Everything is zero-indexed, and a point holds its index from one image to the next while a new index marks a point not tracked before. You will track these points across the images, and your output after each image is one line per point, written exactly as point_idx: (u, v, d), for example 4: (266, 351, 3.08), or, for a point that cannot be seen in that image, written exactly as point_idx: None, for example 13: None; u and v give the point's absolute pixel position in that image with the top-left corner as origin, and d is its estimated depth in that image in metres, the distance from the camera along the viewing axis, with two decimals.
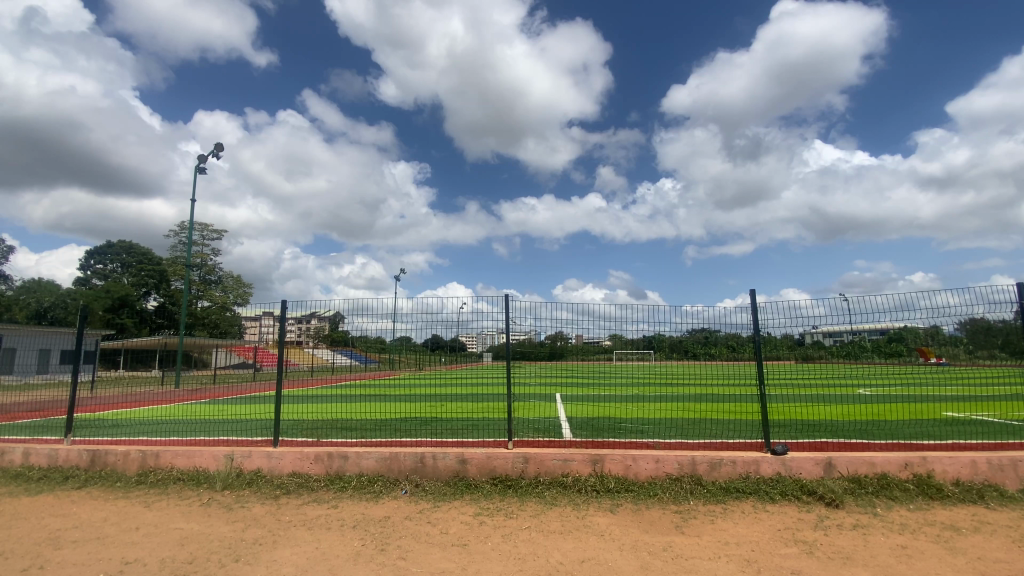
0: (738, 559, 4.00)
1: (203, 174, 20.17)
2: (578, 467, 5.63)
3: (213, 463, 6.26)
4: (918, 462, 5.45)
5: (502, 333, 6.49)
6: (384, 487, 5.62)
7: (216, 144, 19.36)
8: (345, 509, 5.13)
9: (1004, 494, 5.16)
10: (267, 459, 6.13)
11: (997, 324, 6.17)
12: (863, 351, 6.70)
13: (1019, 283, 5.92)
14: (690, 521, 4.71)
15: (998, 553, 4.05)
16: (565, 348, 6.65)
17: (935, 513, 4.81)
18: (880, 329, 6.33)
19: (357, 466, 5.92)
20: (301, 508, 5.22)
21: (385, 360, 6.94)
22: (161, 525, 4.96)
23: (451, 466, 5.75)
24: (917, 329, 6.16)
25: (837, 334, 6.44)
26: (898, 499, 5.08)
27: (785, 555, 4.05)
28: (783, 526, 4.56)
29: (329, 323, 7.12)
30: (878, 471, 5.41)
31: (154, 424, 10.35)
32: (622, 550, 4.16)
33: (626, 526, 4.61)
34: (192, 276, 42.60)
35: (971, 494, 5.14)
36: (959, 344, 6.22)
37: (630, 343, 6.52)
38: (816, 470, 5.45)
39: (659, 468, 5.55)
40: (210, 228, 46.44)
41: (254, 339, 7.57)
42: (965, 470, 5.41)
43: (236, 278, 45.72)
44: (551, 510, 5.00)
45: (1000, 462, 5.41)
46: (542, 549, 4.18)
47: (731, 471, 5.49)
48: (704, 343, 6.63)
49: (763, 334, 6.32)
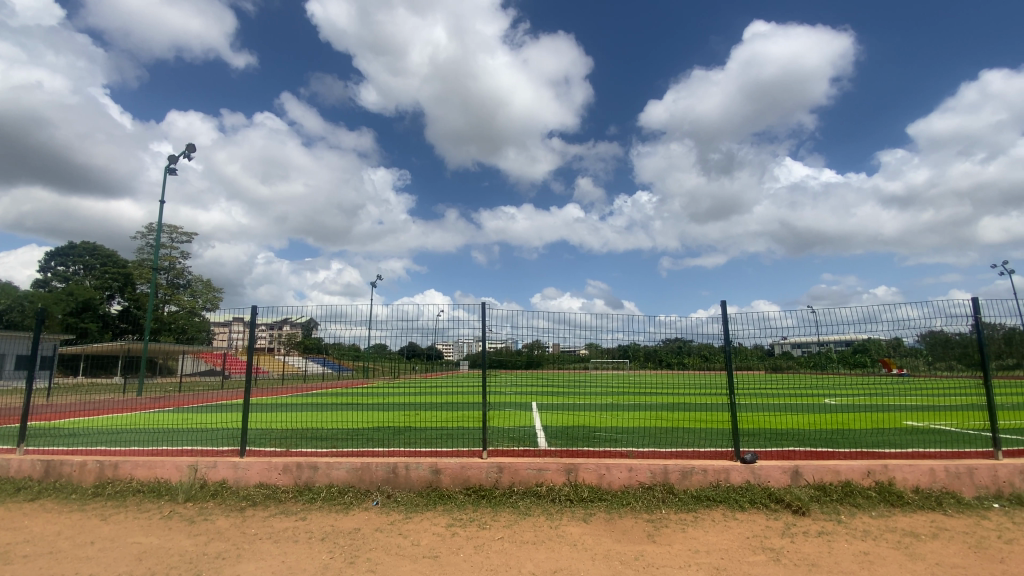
0: (708, 567, 4.05)
1: (174, 175, 19.58)
2: (552, 477, 5.62)
3: (175, 474, 6.04)
4: (880, 470, 5.61)
5: (479, 342, 6.48)
6: (355, 498, 5.51)
7: (189, 144, 18.83)
8: (313, 521, 5.01)
9: (960, 501, 5.36)
10: (233, 469, 5.94)
11: (955, 337, 6.42)
12: (829, 361, 6.94)
13: (974, 298, 6.17)
14: (662, 530, 4.74)
15: (954, 559, 4.20)
16: (542, 356, 6.68)
17: (897, 520, 4.96)
18: (846, 341, 6.54)
19: (327, 476, 5.78)
20: (267, 520, 5.07)
21: (360, 367, 6.87)
22: (118, 539, 4.74)
23: (425, 476, 5.67)
24: (880, 341, 6.42)
25: (805, 345, 6.62)
26: (861, 507, 5.23)
27: (753, 563, 4.11)
28: (752, 534, 4.64)
29: (302, 330, 6.94)
30: (842, 479, 5.55)
31: (114, 433, 9.95)
32: (595, 560, 4.17)
33: (599, 536, 4.62)
34: (160, 279, 41.31)
35: (931, 501, 5.32)
36: (918, 355, 6.52)
37: (607, 351, 6.58)
38: (783, 478, 5.56)
39: (633, 477, 5.59)
40: (180, 230, 45.06)
41: (224, 346, 7.35)
42: (924, 478, 5.60)
43: (206, 283, 44.46)
44: (524, 520, 4.97)
45: (957, 470, 5.62)
46: (515, 560, 4.14)
47: (702, 480, 5.57)
48: (678, 353, 6.76)
49: (733, 345, 6.49)
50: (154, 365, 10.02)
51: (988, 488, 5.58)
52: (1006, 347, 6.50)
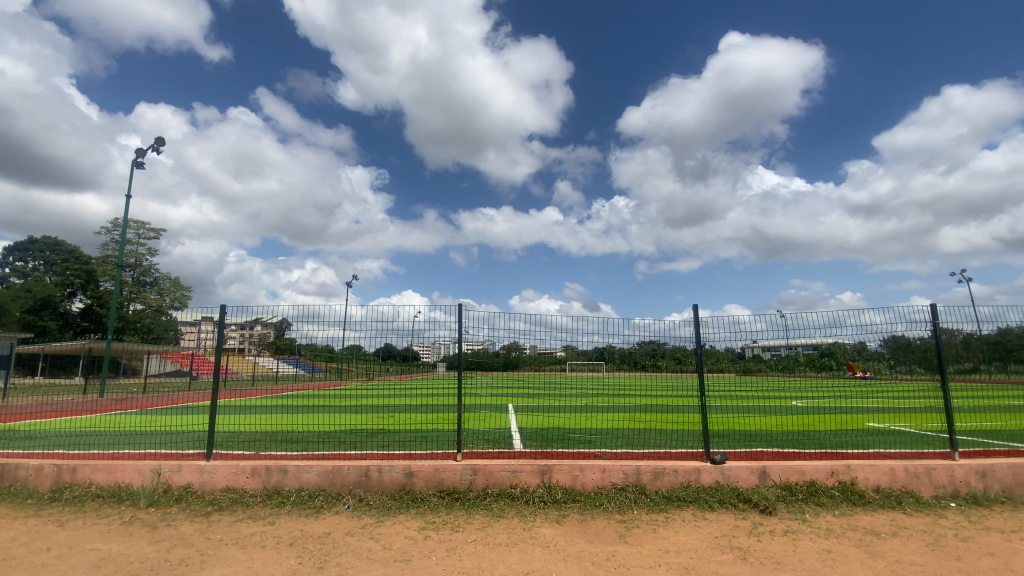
0: (677, 567, 4.11)
1: (141, 169, 18.94)
2: (526, 478, 5.63)
3: (137, 478, 5.83)
4: (843, 470, 5.80)
5: (455, 342, 6.44)
6: (325, 501, 5.42)
7: (157, 137, 18.23)
8: (282, 525, 4.90)
9: (919, 501, 5.58)
10: (198, 473, 5.76)
11: (916, 341, 6.63)
12: (797, 364, 7.12)
13: (932, 304, 6.42)
14: (634, 531, 4.80)
15: (912, 557, 4.36)
16: (519, 358, 6.66)
17: (858, 519, 5.13)
18: (813, 346, 6.80)
19: (297, 480, 5.66)
20: (234, 525, 4.94)
21: (334, 369, 6.76)
22: (75, 545, 4.55)
23: (398, 479, 5.60)
24: (845, 346, 6.66)
25: (775, 348, 6.77)
26: (824, 506, 5.39)
27: (721, 561, 4.20)
28: (720, 533, 4.74)
29: (273, 330, 6.80)
30: (807, 479, 5.72)
31: (72, 435, 9.55)
32: (567, 561, 4.19)
33: (572, 537, 4.65)
34: (125, 277, 39.85)
35: (891, 500, 5.53)
36: (881, 359, 6.79)
37: (583, 354, 6.62)
38: (752, 478, 5.70)
39: (606, 478, 5.65)
40: (147, 226, 43.58)
41: (191, 346, 7.14)
42: (885, 478, 5.80)
43: (173, 281, 43.04)
44: (497, 522, 4.96)
45: (916, 470, 5.85)
46: (487, 563, 4.13)
47: (674, 480, 5.66)
48: (653, 355, 6.81)
49: (705, 347, 6.59)
50: (116, 365, 9.61)
51: (945, 487, 5.81)
52: (964, 352, 6.76)
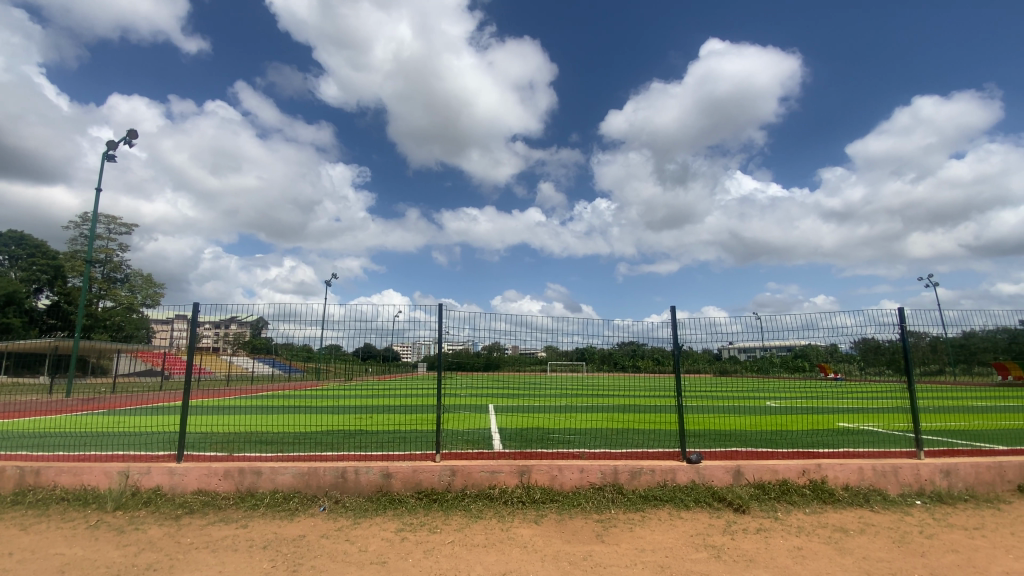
0: (653, 566, 4.15)
1: (112, 162, 18.37)
2: (505, 479, 5.63)
3: (104, 481, 5.65)
4: (814, 469, 5.95)
5: (436, 342, 6.41)
6: (300, 503, 5.33)
7: (130, 131, 17.70)
8: (255, 528, 4.80)
9: (886, 498, 5.75)
10: (169, 475, 5.62)
11: (885, 343, 6.84)
12: (772, 365, 7.26)
13: (900, 307, 6.63)
14: (611, 530, 4.84)
15: (879, 553, 4.50)
16: (500, 359, 6.66)
17: (828, 516, 5.27)
18: (788, 347, 6.93)
19: (271, 482, 5.57)
20: (205, 528, 4.82)
21: (312, 369, 6.64)
22: (38, 550, 4.39)
23: (375, 481, 5.55)
24: (818, 348, 6.83)
25: (751, 350, 6.87)
26: (796, 504, 5.52)
27: (696, 559, 4.27)
28: (695, 532, 4.81)
29: (250, 329, 6.64)
30: (780, 478, 5.85)
31: (36, 437, 9.21)
32: (544, 561, 4.21)
33: (550, 537, 4.67)
34: (95, 273, 38.57)
35: (859, 498, 5.69)
36: (852, 361, 6.97)
37: (565, 354, 6.65)
38: (726, 477, 5.81)
39: (584, 478, 5.68)
40: (119, 221, 42.26)
41: (163, 345, 6.95)
42: (854, 476, 5.97)
43: (145, 278, 41.80)
44: (475, 523, 4.95)
45: (883, 469, 6.02)
46: (464, 564, 4.12)
47: (650, 480, 5.73)
48: (632, 355, 6.89)
49: (683, 349, 6.70)
50: (84, 364, 9.31)
51: (911, 485, 6.00)
52: (930, 354, 6.99)
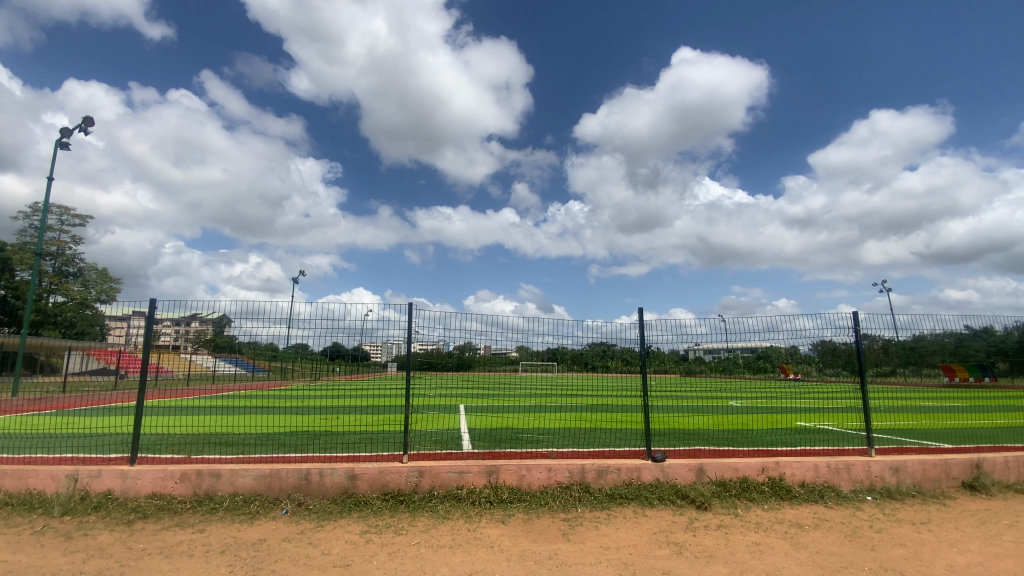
0: (617, 564, 4.21)
1: (67, 151, 17.45)
2: (472, 479, 5.62)
3: (51, 485, 5.37)
4: (773, 467, 6.15)
5: (406, 342, 6.35)
6: (261, 507, 5.19)
7: (86, 117, 16.82)
8: (213, 533, 4.65)
9: (839, 494, 6.00)
10: (121, 479, 5.38)
11: (842, 345, 7.16)
12: (735, 366, 7.46)
13: (855, 311, 6.96)
14: (577, 528, 4.89)
15: (832, 547, 4.70)
16: (473, 359, 6.64)
17: (785, 513, 5.46)
18: (751, 348, 7.12)
19: (231, 485, 5.40)
20: (159, 534, 4.64)
21: (277, 368, 6.46)
22: None
23: (340, 482, 5.46)
24: (780, 349, 7.07)
25: (716, 351, 7.05)
26: (755, 500, 5.71)
27: (658, 556, 4.35)
28: (658, 529, 4.90)
29: (212, 327, 6.40)
30: (740, 475, 6.03)
31: None
32: (510, 560, 4.21)
33: (516, 536, 4.68)
34: (45, 266, 36.53)
35: (814, 494, 5.92)
36: (811, 362, 7.23)
37: (537, 355, 6.68)
38: (689, 475, 5.96)
39: (551, 477, 5.73)
40: (72, 212, 40.14)
41: (120, 343, 6.66)
42: (810, 473, 6.20)
43: (100, 272, 39.86)
44: (442, 524, 4.92)
45: (837, 466, 6.28)
46: (429, 565, 4.09)
47: (616, 478, 5.82)
48: (602, 356, 6.99)
49: (650, 349, 6.86)
50: (32, 363, 8.84)
51: (862, 482, 6.28)
52: (883, 356, 7.32)
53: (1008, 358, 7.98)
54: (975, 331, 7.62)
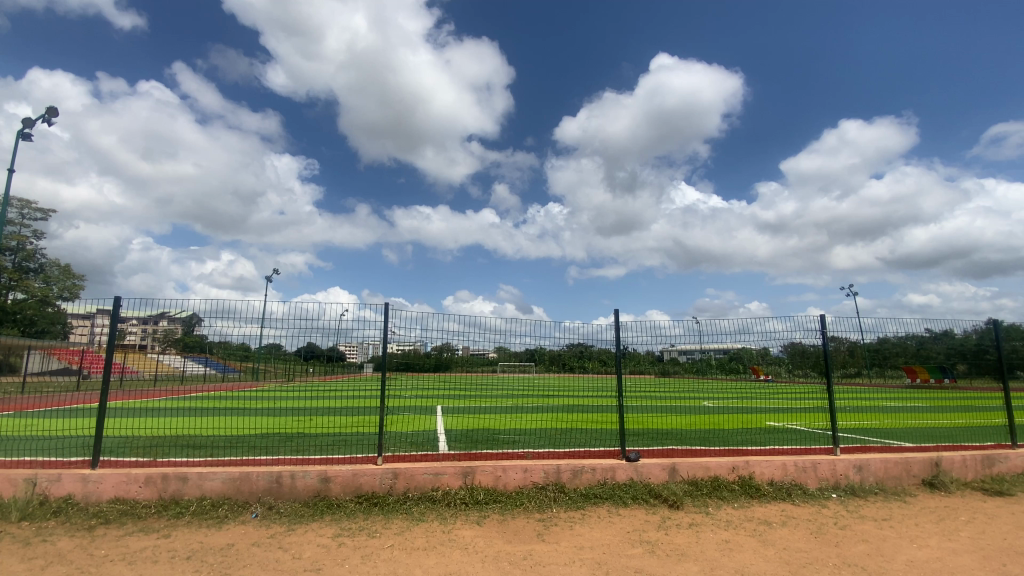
0: (590, 563, 4.26)
1: (29, 142, 16.70)
2: (448, 481, 5.60)
3: (8, 489, 5.15)
4: (743, 466, 6.29)
5: (383, 342, 6.28)
6: (230, 511, 5.07)
7: (49, 107, 16.13)
8: (178, 538, 4.52)
9: (806, 492, 6.18)
10: (82, 483, 5.19)
11: (810, 347, 7.38)
12: (709, 367, 7.60)
13: (823, 314, 7.18)
14: (551, 529, 4.92)
15: (798, 544, 4.84)
16: (451, 359, 6.62)
17: (754, 510, 5.60)
18: (724, 350, 7.27)
19: (198, 488, 5.26)
20: (122, 539, 4.49)
21: (248, 369, 6.32)
22: None
23: (312, 485, 5.36)
24: (751, 350, 7.23)
25: (690, 352, 7.20)
26: (725, 499, 5.83)
27: (631, 555, 4.42)
28: (631, 528, 4.97)
29: (182, 326, 6.27)
30: (712, 474, 6.15)
31: None
32: (484, 562, 4.21)
33: (491, 538, 4.68)
34: (3, 262, 34.89)
35: (782, 492, 6.08)
36: (782, 363, 7.42)
37: (515, 355, 6.70)
38: (662, 474, 6.05)
39: (527, 478, 5.75)
40: (32, 205, 38.42)
41: (83, 342, 6.43)
42: (778, 472, 6.36)
43: (63, 269, 38.32)
44: (416, 526, 4.89)
45: (804, 464, 6.47)
46: (403, 568, 4.07)
47: (591, 478, 5.88)
48: (580, 356, 7.05)
49: (626, 350, 6.97)
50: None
51: (828, 480, 6.48)
52: (849, 358, 7.57)
53: (966, 360, 8.21)
54: (937, 335, 7.93)
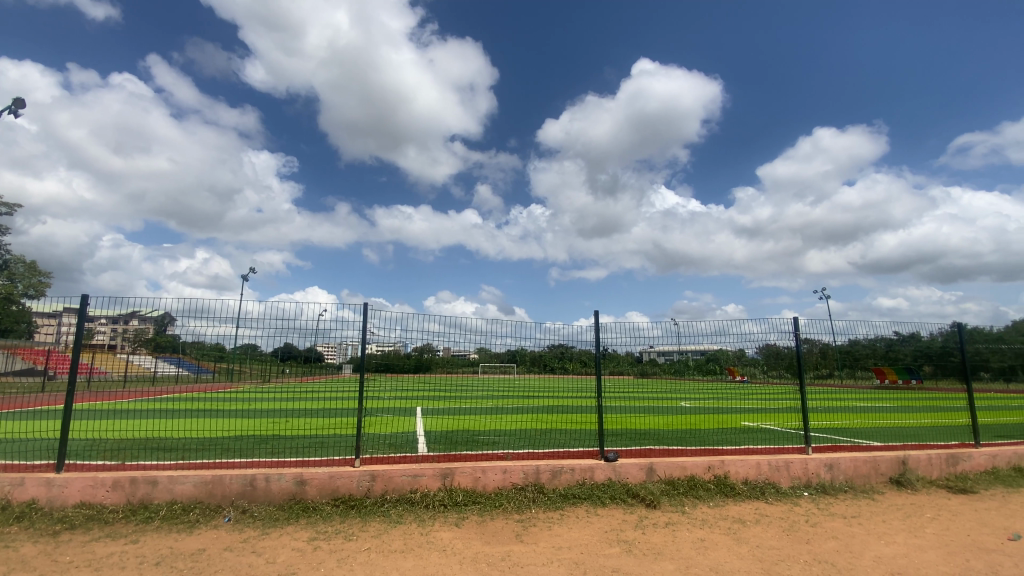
0: (568, 562, 4.29)
1: None
2: (427, 482, 5.56)
3: None
4: (718, 465, 6.40)
5: (362, 343, 6.23)
6: (201, 515, 4.95)
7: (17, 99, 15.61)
8: (147, 544, 4.40)
9: (779, 491, 6.32)
10: (46, 487, 5.01)
11: (784, 349, 7.56)
12: (687, 368, 7.71)
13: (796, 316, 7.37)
14: (530, 529, 4.94)
15: (771, 541, 4.94)
16: (431, 360, 6.59)
17: (729, 509, 5.71)
18: (701, 351, 7.39)
19: (168, 492, 5.12)
20: (87, 545, 4.34)
21: (223, 370, 6.13)
22: None
23: (287, 488, 5.27)
24: (728, 351, 7.36)
25: (668, 353, 7.32)
26: (701, 498, 5.93)
27: (608, 555, 4.45)
28: (609, 528, 5.02)
29: (153, 325, 6.16)
30: (688, 474, 6.25)
31: None
32: (462, 563, 4.20)
33: (469, 539, 4.67)
34: None
35: (756, 491, 6.20)
36: (757, 364, 7.59)
37: (496, 356, 6.70)
38: (640, 474, 6.12)
39: (506, 478, 5.75)
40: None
41: (48, 342, 6.21)
42: (752, 471, 6.49)
43: (28, 266, 36.99)
44: (393, 529, 4.84)
45: (777, 464, 6.61)
46: (380, 570, 4.04)
47: (570, 478, 5.91)
48: (560, 357, 7.09)
49: (606, 351, 7.04)
50: None
51: (800, 478, 6.63)
52: (821, 359, 7.77)
53: (932, 361, 8.55)
54: (903, 337, 8.22)
